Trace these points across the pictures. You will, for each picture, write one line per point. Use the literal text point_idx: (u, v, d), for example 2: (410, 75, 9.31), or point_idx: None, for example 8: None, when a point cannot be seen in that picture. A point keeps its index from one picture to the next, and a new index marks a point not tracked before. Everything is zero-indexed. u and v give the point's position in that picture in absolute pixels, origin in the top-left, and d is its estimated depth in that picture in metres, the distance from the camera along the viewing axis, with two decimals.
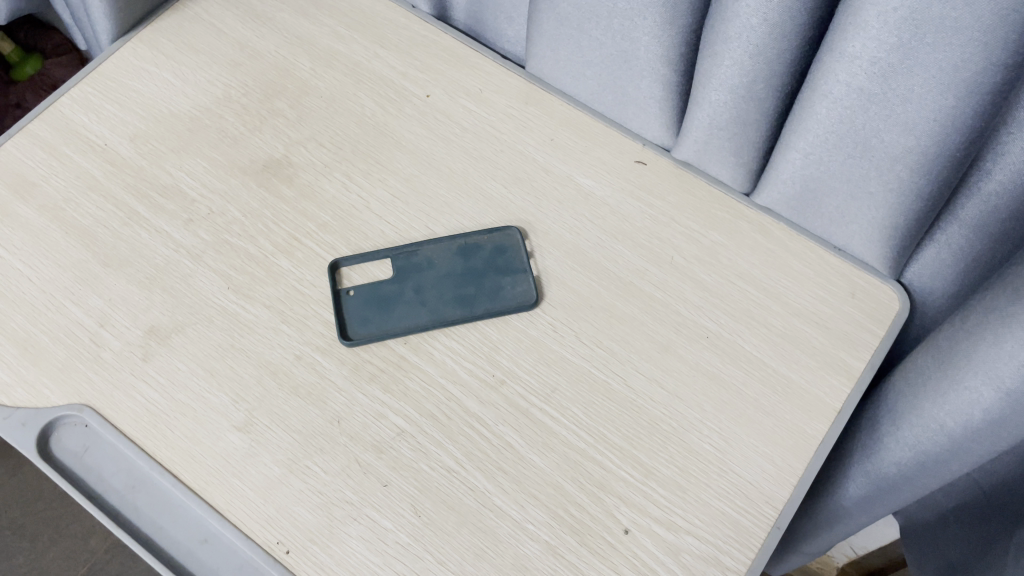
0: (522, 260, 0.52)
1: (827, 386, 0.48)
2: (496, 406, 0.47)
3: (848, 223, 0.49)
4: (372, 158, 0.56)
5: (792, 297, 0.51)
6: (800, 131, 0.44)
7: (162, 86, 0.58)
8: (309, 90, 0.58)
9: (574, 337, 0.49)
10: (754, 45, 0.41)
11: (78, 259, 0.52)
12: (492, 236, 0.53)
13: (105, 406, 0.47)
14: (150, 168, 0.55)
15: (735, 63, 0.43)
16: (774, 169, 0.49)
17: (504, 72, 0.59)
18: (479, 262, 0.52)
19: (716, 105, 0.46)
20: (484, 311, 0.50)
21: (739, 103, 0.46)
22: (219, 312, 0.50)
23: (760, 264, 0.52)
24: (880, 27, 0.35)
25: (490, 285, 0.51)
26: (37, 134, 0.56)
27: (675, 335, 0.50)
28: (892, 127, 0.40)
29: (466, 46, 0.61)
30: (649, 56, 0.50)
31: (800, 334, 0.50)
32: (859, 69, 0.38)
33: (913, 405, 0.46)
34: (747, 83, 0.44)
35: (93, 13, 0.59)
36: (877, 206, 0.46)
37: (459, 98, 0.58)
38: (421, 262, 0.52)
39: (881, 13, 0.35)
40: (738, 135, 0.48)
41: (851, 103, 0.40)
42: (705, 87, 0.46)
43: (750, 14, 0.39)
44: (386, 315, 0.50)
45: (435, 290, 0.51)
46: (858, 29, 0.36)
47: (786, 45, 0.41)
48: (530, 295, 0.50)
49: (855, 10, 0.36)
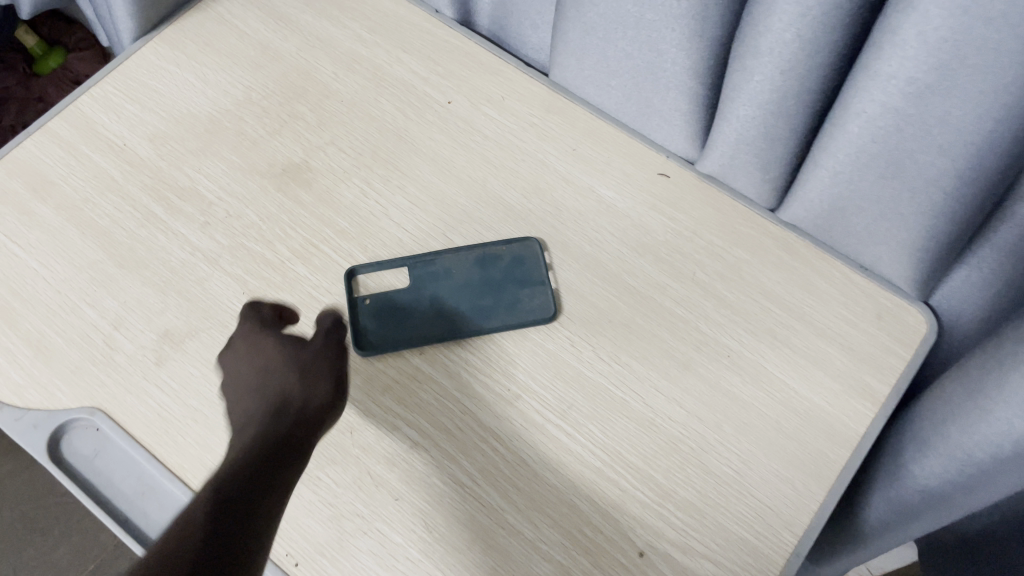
0: (541, 271, 0.51)
1: (850, 410, 0.47)
2: (511, 421, 0.47)
3: (877, 242, 0.48)
4: (391, 165, 0.55)
5: (816, 317, 0.50)
6: (830, 150, 0.42)
7: (181, 86, 0.58)
8: (330, 94, 0.58)
9: (592, 352, 0.49)
10: (786, 61, 0.39)
11: (94, 260, 0.51)
12: (511, 245, 0.52)
13: (116, 410, 0.47)
14: (168, 169, 0.54)
15: (765, 78, 0.41)
16: (801, 187, 0.47)
17: (526, 78, 0.58)
18: (497, 273, 0.51)
19: (744, 120, 0.45)
20: (502, 323, 0.49)
21: (767, 120, 0.44)
22: (233, 317, 0.49)
23: (784, 283, 0.51)
24: (919, 45, 0.33)
25: (508, 298, 0.50)
26: (56, 132, 0.55)
27: (695, 353, 0.49)
28: (927, 148, 0.38)
29: (488, 52, 0.60)
30: (678, 68, 0.47)
31: (824, 356, 0.48)
32: (893, 89, 0.36)
33: (941, 432, 0.45)
34: (777, 98, 0.42)
35: (116, 13, 0.58)
36: (908, 227, 0.44)
37: (480, 105, 0.57)
38: (438, 272, 0.51)
39: (920, 31, 0.33)
40: (765, 151, 0.47)
41: (885, 124, 0.38)
42: (733, 102, 0.44)
43: (783, 29, 0.37)
44: (402, 325, 0.49)
45: (451, 301, 0.50)
46: (895, 48, 0.34)
47: (820, 63, 0.39)
48: (549, 308, 0.50)
49: (892, 30, 0.34)
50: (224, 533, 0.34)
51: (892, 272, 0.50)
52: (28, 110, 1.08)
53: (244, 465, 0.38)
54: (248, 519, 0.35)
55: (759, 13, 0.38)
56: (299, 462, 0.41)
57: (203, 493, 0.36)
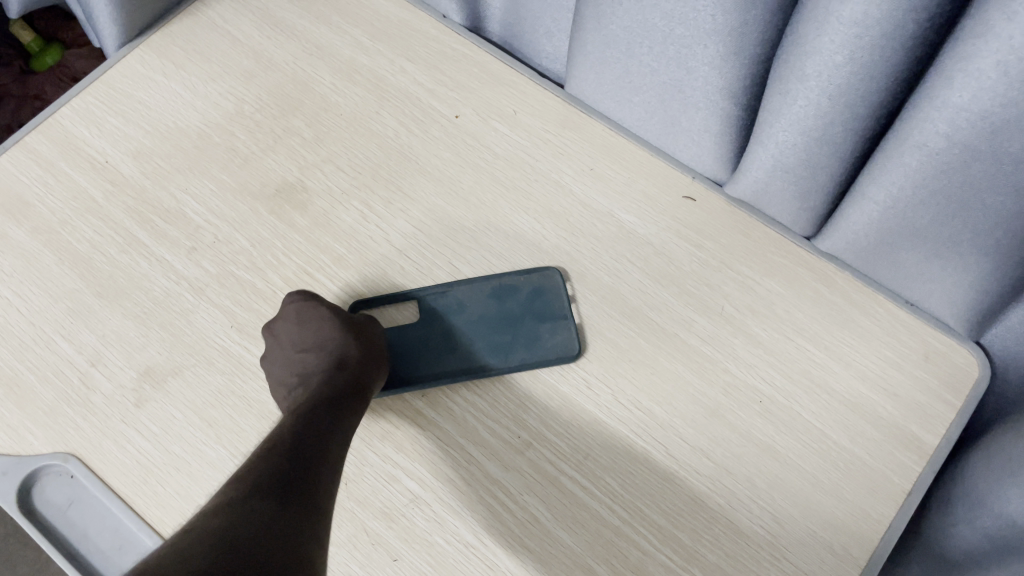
0: (563, 304, 0.47)
1: (895, 464, 0.43)
2: (521, 472, 0.43)
3: (928, 280, 0.43)
4: (393, 186, 0.51)
5: (857, 359, 0.45)
6: (881, 181, 0.38)
7: (169, 98, 0.53)
8: (328, 107, 0.53)
9: (610, 397, 0.44)
10: (834, 86, 0.35)
11: (71, 289, 0.47)
12: (530, 276, 0.48)
13: (92, 457, 0.43)
14: (153, 189, 0.50)
15: (809, 103, 0.37)
16: (844, 218, 0.43)
17: (540, 91, 0.53)
18: (515, 307, 0.47)
19: (783, 146, 0.40)
20: (521, 362, 0.45)
21: (810, 147, 0.39)
22: (220, 354, 0.46)
23: (822, 319, 0.46)
24: (998, 76, 0.29)
25: (529, 333, 0.46)
26: (33, 148, 0.51)
27: (724, 398, 0.44)
28: (997, 187, 0.34)
29: (499, 61, 0.54)
30: (708, 87, 0.42)
31: (866, 403, 0.44)
32: (963, 123, 0.32)
33: (997, 490, 0.40)
34: (822, 125, 0.37)
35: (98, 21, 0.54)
36: (967, 266, 0.40)
37: (490, 120, 0.52)
38: (451, 305, 0.47)
39: (1000, 61, 0.28)
40: (804, 179, 0.42)
41: (949, 160, 0.34)
42: (771, 126, 0.40)
43: (833, 51, 0.33)
44: (412, 366, 0.46)
45: (465, 337, 0.47)
46: (967, 77, 0.30)
47: (874, 90, 0.34)
48: (574, 344, 0.45)
49: (965, 57, 0.29)
50: (287, 514, 0.33)
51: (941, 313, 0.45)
52: (24, 109, 1.04)
53: (288, 446, 0.37)
54: (307, 502, 0.34)
55: (807, 31, 0.34)
56: (342, 437, 0.40)
57: (257, 467, 0.35)
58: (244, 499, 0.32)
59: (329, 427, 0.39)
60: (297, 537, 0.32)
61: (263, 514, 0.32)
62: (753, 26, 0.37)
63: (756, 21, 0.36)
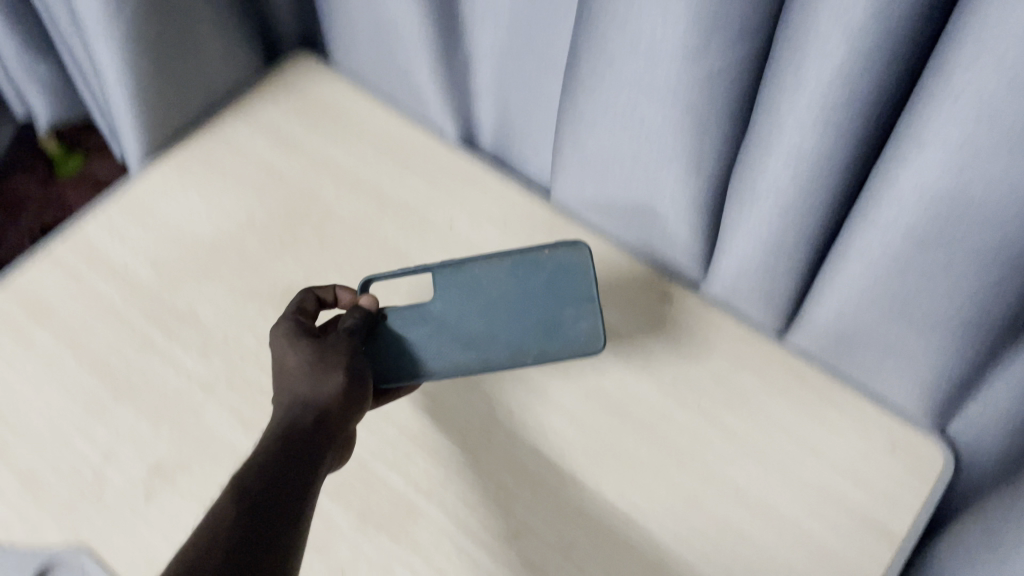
0: (590, 289, 0.49)
1: (865, 552, 0.45)
2: (507, 564, 0.45)
3: (886, 372, 0.47)
4: (392, 289, 0.55)
5: (830, 450, 0.47)
6: (833, 288, 0.42)
7: (185, 209, 0.58)
8: (333, 216, 0.58)
9: (594, 488, 0.47)
10: (782, 203, 0.39)
11: (89, 388, 0.51)
12: (556, 250, 0.49)
13: (103, 551, 0.46)
14: (168, 294, 0.54)
15: (762, 216, 0.41)
16: (806, 317, 0.47)
17: (532, 200, 0.57)
18: (540, 286, 0.49)
19: (745, 252, 0.45)
20: (542, 353, 0.48)
21: (768, 255, 0.44)
22: (226, 450, 0.49)
23: (794, 412, 0.49)
24: (919, 193, 0.33)
25: (546, 312, 0.48)
26: (58, 256, 0.56)
27: (702, 487, 0.47)
28: (935, 293, 0.38)
29: (494, 174, 0.59)
30: (675, 200, 0.46)
31: (838, 492, 0.46)
32: (897, 235, 0.36)
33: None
34: (777, 235, 0.42)
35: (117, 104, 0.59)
36: (917, 361, 0.43)
37: (485, 227, 0.57)
38: (469, 281, 0.49)
39: (924, 181, 0.32)
40: (767, 283, 0.46)
41: (888, 267, 0.38)
42: (734, 235, 0.44)
43: (778, 172, 0.37)
44: (425, 358, 0.48)
45: (502, 309, 0.49)
46: (890, 203, 0.34)
47: (814, 202, 0.38)
48: (599, 334, 0.48)
49: (888, 182, 0.34)
50: (264, 517, 0.33)
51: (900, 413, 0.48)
52: (46, 207, 1.10)
53: (283, 437, 0.38)
54: (286, 505, 0.35)
55: (756, 152, 0.38)
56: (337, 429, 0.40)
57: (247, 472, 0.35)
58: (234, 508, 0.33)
59: (311, 444, 0.38)
60: (274, 538, 0.33)
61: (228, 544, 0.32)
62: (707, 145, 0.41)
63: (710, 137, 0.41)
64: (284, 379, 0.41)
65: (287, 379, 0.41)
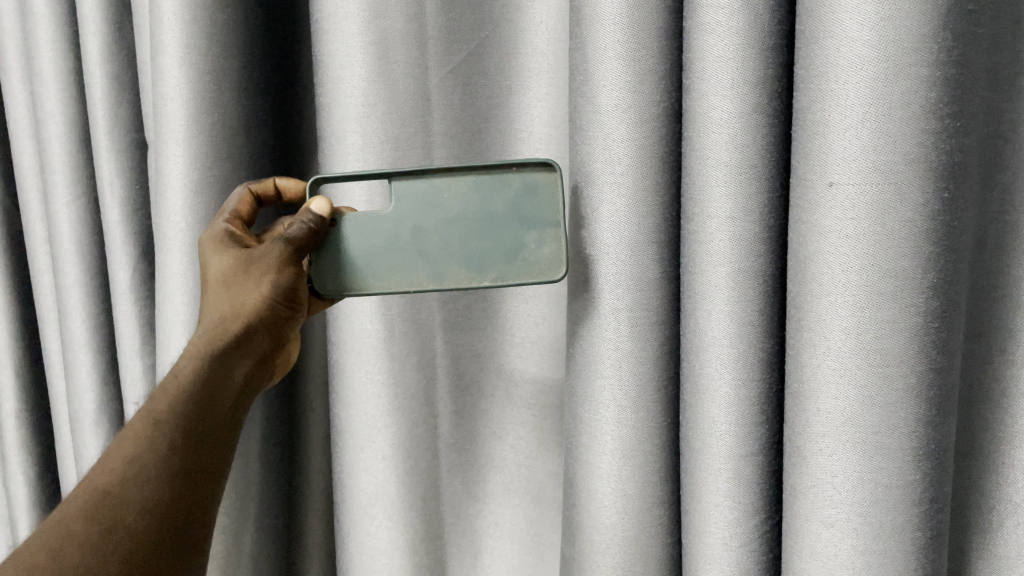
0: (554, 211, 0.44)
1: (888, 514, 0.36)
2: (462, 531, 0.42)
3: (884, 507, 0.36)
4: None
5: (839, 487, 0.36)
6: (825, 324, 0.35)
7: None
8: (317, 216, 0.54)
9: (575, 514, 0.45)
10: (739, 184, 0.38)
11: None
12: (520, 172, 0.44)
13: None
14: (163, 266, 0.52)
15: (725, 217, 0.38)
16: (818, 416, 0.36)
17: (526, 454, 0.58)
18: (500, 206, 0.44)
19: (722, 311, 0.39)
20: (499, 279, 0.45)
21: (741, 318, 0.39)
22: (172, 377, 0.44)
23: (798, 483, 0.38)
24: (732, 195, 0.38)
25: (509, 239, 0.45)
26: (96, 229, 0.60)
27: (653, 505, 0.44)
28: (886, 423, 0.36)
29: (472, 323, 0.57)
30: (642, 250, 0.41)
31: (867, 495, 0.36)
32: (847, 324, 0.35)
33: (907, 528, 0.36)
34: (742, 259, 0.38)
35: (78, 426, 0.63)
36: (891, 471, 0.36)
37: (463, 338, 0.57)
38: (428, 196, 0.44)
39: (835, 127, 0.34)
40: (749, 395, 0.39)
41: (849, 406, 0.36)
42: (701, 292, 0.39)
43: (720, 134, 0.37)
44: (381, 264, 0.45)
45: (438, 236, 0.45)
46: (839, 145, 0.34)
47: (753, 392, 0.39)
48: (560, 261, 0.44)
49: (818, 132, 0.35)
50: (179, 469, 0.42)
51: (941, 543, 0.38)
52: None
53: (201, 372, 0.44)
54: (191, 492, 0.42)
55: (695, 115, 0.38)
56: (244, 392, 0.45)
57: (169, 406, 0.43)
58: (151, 438, 0.42)
59: (237, 350, 0.44)
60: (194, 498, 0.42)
61: (137, 478, 0.41)
62: (662, 344, 0.43)
63: (660, 323, 0.42)
64: (235, 300, 0.45)
65: (210, 296, 0.45)
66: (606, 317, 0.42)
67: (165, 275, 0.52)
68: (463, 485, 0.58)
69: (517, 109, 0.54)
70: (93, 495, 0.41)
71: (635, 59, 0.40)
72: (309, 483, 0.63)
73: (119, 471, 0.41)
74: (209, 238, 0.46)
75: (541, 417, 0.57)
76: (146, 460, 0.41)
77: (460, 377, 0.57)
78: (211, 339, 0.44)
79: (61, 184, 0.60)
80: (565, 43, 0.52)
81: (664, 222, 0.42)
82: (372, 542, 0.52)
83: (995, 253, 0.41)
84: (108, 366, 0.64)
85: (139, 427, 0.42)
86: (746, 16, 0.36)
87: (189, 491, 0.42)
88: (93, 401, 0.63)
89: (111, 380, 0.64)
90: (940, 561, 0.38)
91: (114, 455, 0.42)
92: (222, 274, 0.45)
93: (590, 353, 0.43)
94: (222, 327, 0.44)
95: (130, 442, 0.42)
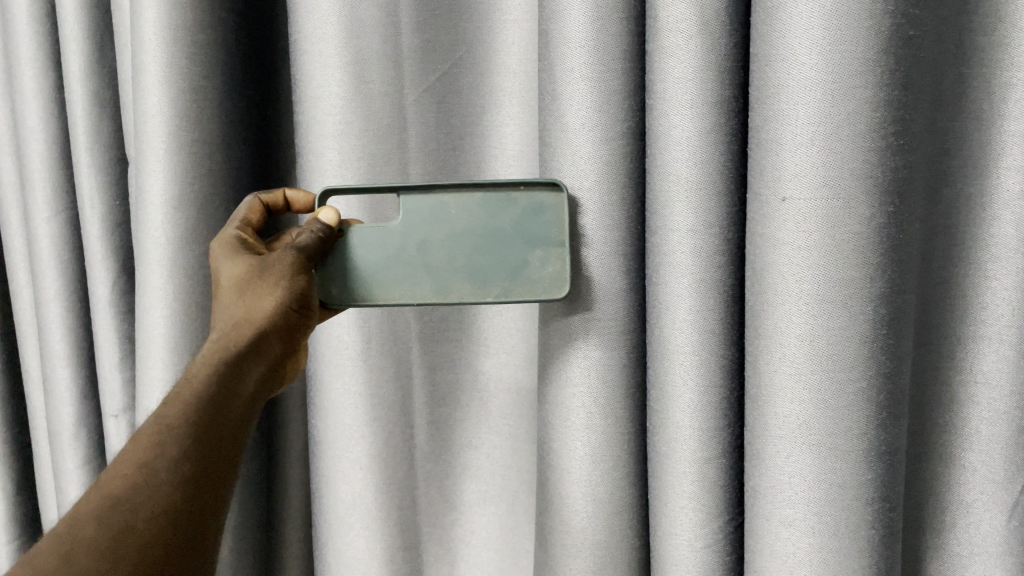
0: (559, 232, 0.44)
1: (843, 511, 0.38)
2: None
3: (839, 504, 0.38)
4: None
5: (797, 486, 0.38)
6: (781, 330, 0.37)
7: None
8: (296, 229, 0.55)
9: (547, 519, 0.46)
10: (707, 197, 0.39)
11: None
12: (526, 191, 0.45)
13: None
14: (144, 281, 0.53)
15: (690, 229, 0.40)
16: (776, 420, 0.38)
17: (502, 462, 0.59)
18: (504, 223, 0.46)
19: (688, 319, 0.40)
20: (502, 294, 0.46)
21: (704, 326, 0.40)
22: (186, 380, 0.44)
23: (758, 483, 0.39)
24: (694, 209, 0.39)
25: (512, 256, 0.46)
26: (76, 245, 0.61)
27: (621, 509, 0.45)
28: (840, 424, 0.37)
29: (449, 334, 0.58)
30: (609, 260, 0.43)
31: (822, 492, 0.38)
32: (803, 331, 0.37)
33: (862, 525, 0.38)
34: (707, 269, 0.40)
35: (58, 441, 0.64)
36: (846, 469, 0.38)
37: (440, 349, 0.58)
38: (435, 212, 0.46)
39: (787, 145, 0.36)
40: (711, 399, 0.41)
41: (804, 408, 0.37)
42: (667, 302, 0.41)
43: (682, 153, 0.39)
44: (386, 277, 0.47)
45: (443, 251, 0.46)
46: (790, 163, 0.36)
47: (716, 396, 0.41)
48: (564, 279, 0.44)
49: (771, 151, 0.37)
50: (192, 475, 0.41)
51: (895, 540, 0.40)
52: None
53: (215, 377, 0.43)
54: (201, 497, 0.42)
55: (658, 134, 0.40)
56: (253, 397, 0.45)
57: (183, 410, 0.42)
58: (165, 442, 0.42)
59: (249, 356, 0.45)
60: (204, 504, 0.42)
61: (150, 484, 0.41)
62: (629, 353, 0.44)
63: (626, 330, 0.44)
64: (249, 306, 0.45)
65: (224, 300, 0.46)
66: (575, 327, 0.43)
67: (144, 289, 0.53)
68: (440, 493, 0.59)
69: (490, 127, 0.56)
70: (105, 500, 0.41)
71: (601, 79, 0.42)
72: (287, 491, 0.64)
73: (132, 477, 0.41)
74: (221, 244, 0.47)
75: (515, 426, 0.59)
76: (160, 465, 0.41)
77: (436, 388, 0.58)
78: (226, 345, 0.44)
79: (42, 201, 0.61)
80: (535, 63, 0.54)
81: (630, 234, 0.44)
82: (350, 550, 0.53)
83: (943, 265, 0.43)
84: (88, 381, 0.65)
85: (154, 429, 0.42)
86: (705, 39, 0.38)
87: (198, 501, 0.42)
88: (73, 415, 0.63)
89: (90, 395, 0.65)
90: (894, 558, 0.40)
91: (127, 458, 0.42)
92: (235, 279, 0.46)
93: (561, 361, 0.44)
94: (237, 333, 0.45)
95: (144, 447, 0.42)
